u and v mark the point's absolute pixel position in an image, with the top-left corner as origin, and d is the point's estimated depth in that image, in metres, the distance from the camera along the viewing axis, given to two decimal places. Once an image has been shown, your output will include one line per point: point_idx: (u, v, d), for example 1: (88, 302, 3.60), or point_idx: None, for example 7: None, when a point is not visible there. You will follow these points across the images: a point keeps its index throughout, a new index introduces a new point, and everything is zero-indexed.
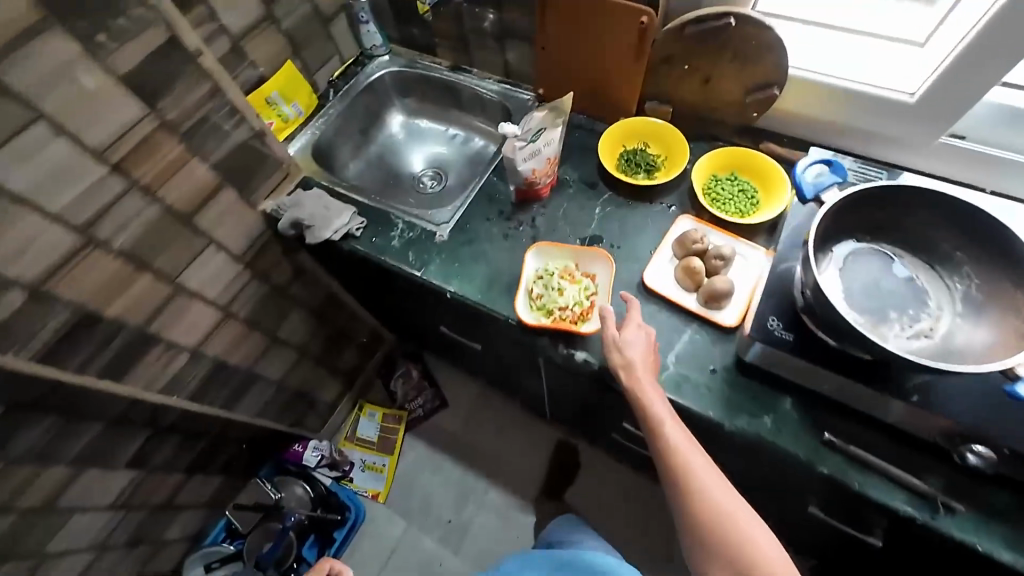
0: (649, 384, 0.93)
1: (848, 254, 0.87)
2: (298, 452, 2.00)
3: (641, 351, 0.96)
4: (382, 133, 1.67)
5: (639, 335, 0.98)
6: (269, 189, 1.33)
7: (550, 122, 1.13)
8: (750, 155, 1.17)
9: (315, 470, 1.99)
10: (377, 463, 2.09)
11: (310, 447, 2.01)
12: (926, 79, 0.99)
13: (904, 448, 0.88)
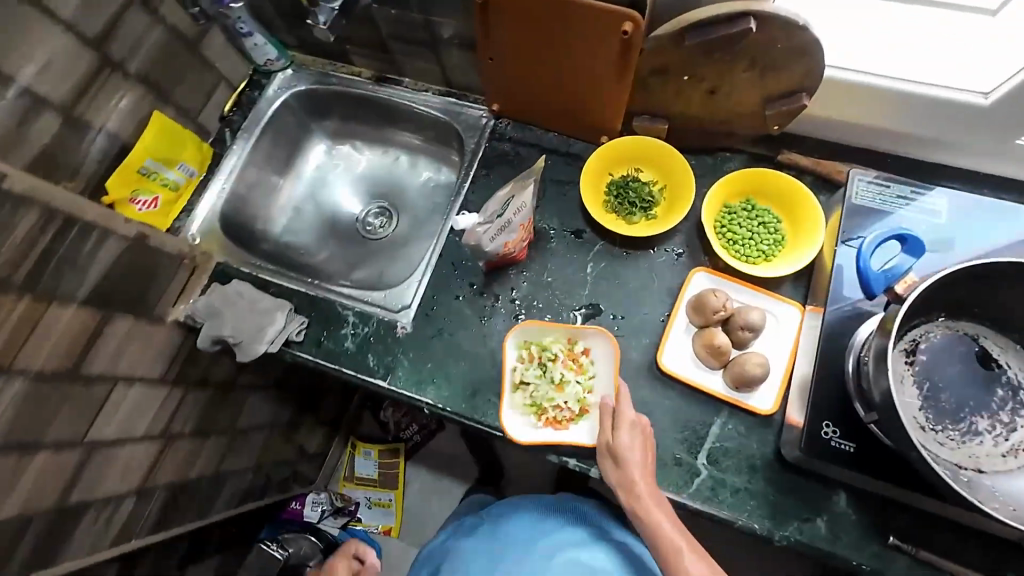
0: (654, 498, 0.79)
1: (918, 349, 0.69)
2: (296, 509, 1.67)
3: (640, 456, 0.81)
4: (305, 167, 1.33)
5: (637, 434, 0.82)
6: (176, 292, 1.05)
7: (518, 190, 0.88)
8: (770, 177, 0.94)
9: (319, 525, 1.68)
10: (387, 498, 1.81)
11: (308, 502, 1.68)
12: (1006, 78, 0.78)
13: (984, 547, 0.75)
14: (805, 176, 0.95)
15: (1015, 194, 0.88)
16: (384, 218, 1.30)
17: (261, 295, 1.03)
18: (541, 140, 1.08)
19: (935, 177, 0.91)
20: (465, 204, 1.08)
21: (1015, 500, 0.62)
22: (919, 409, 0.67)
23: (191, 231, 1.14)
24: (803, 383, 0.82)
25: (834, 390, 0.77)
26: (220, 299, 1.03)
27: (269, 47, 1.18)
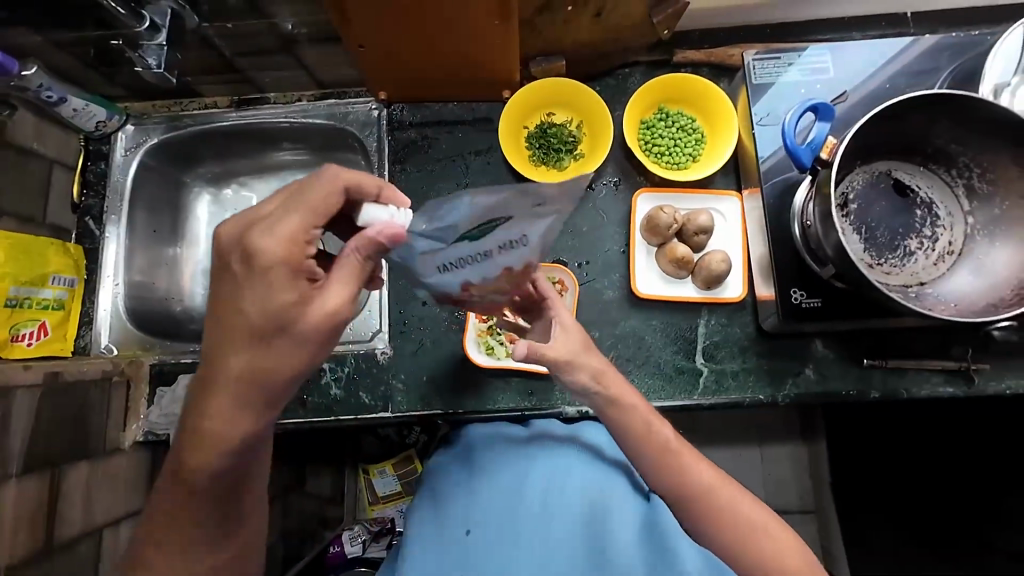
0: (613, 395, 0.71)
1: (846, 195, 0.76)
2: (334, 551, 1.31)
3: (585, 361, 0.71)
4: (199, 225, 1.17)
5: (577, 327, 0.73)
6: (121, 415, 0.94)
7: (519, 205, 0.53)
8: (673, 81, 0.97)
9: (367, 554, 1.31)
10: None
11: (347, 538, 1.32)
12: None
13: (929, 337, 0.89)
14: (702, 69, 0.99)
15: (878, 28, 0.97)
16: None
17: None
18: (443, 115, 1.03)
19: (812, 32, 0.98)
20: None
21: (956, 295, 0.72)
22: (863, 251, 0.75)
23: (104, 343, 1.00)
24: (762, 261, 0.89)
25: (794, 257, 0.84)
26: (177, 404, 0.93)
27: (94, 106, 1.00)
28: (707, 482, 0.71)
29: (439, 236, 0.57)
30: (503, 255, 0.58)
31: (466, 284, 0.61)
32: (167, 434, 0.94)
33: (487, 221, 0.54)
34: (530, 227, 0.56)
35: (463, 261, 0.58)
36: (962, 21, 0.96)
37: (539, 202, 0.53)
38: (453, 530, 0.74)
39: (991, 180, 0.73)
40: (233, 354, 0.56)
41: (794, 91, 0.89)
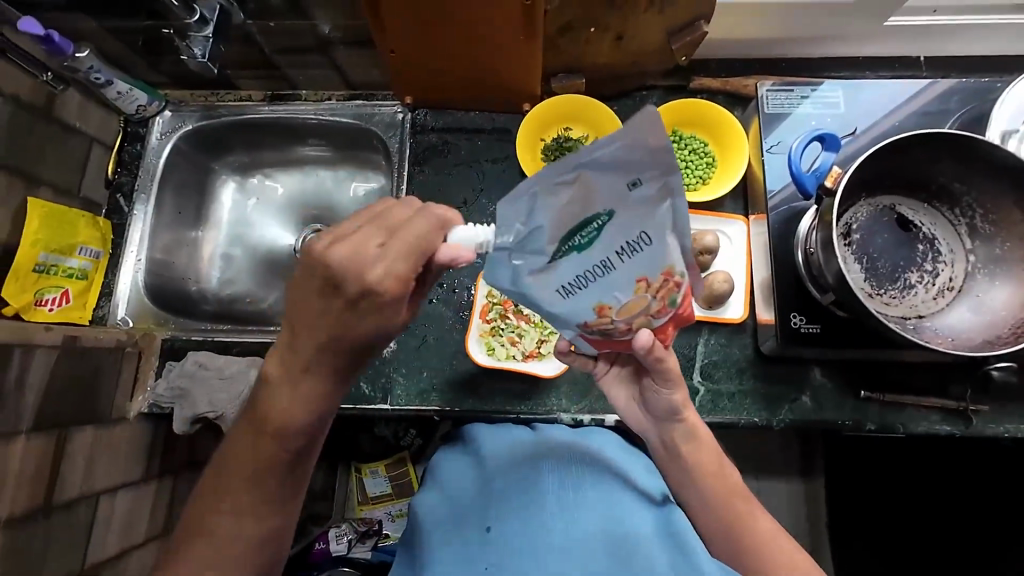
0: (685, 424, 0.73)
1: (850, 224, 0.78)
2: (320, 547, 1.32)
3: (668, 388, 0.70)
4: (221, 210, 1.22)
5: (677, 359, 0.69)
6: (128, 385, 0.96)
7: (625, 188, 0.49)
8: (689, 106, 1.00)
9: (351, 553, 1.31)
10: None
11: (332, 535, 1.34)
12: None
13: (927, 374, 0.90)
14: (717, 97, 1.02)
15: (891, 70, 1.00)
16: None
17: (225, 360, 0.96)
18: (464, 123, 1.07)
19: (826, 69, 1.01)
20: None
21: (955, 331, 0.73)
22: (864, 280, 0.77)
23: (120, 315, 1.03)
24: (765, 285, 0.90)
25: (796, 283, 0.85)
26: (184, 378, 0.96)
27: (137, 91, 1.05)
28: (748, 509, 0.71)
29: (534, 250, 0.52)
30: (622, 260, 0.52)
31: (603, 305, 0.55)
32: (171, 407, 0.96)
33: (585, 217, 0.50)
34: (640, 218, 0.51)
35: (583, 277, 0.53)
36: (973, 69, 0.98)
37: (634, 180, 0.49)
38: (463, 525, 0.68)
39: (994, 221, 0.75)
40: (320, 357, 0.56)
41: (805, 123, 0.92)
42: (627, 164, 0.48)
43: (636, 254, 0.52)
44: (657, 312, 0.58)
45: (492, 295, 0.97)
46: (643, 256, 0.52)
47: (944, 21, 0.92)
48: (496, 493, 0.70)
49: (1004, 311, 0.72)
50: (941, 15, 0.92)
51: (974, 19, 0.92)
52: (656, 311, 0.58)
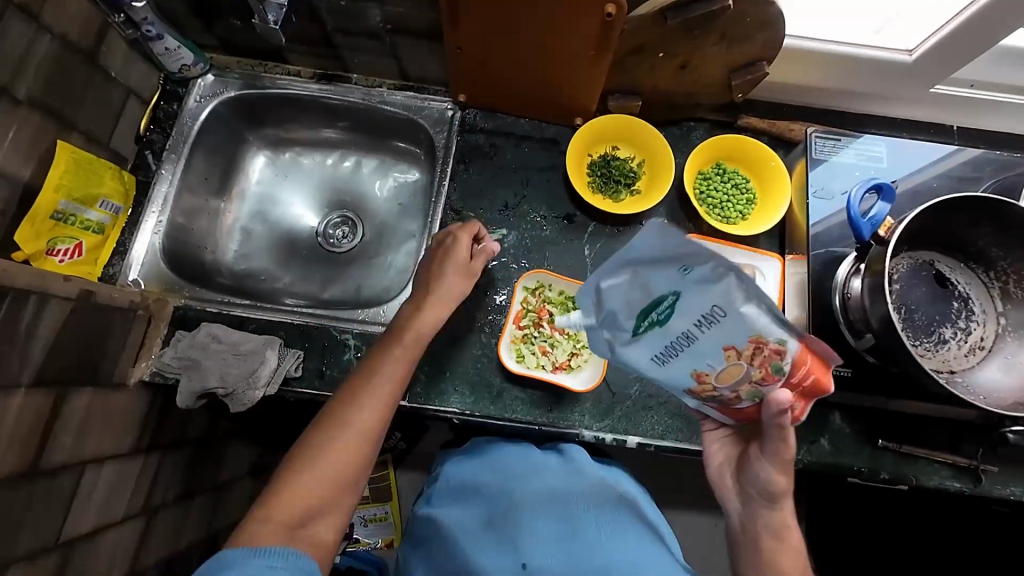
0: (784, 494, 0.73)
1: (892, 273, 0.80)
2: None
3: (771, 467, 0.70)
4: (247, 182, 1.18)
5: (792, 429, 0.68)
6: (133, 350, 0.91)
7: (681, 267, 0.55)
8: (737, 141, 1.03)
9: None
10: (386, 513, 1.41)
11: None
12: (927, 35, 0.90)
13: (941, 430, 0.92)
14: (762, 137, 1.05)
15: (926, 134, 1.05)
16: (346, 228, 1.20)
17: (241, 336, 0.92)
18: (513, 128, 1.07)
19: (866, 125, 1.05)
20: (450, 202, 1.04)
21: (984, 390, 0.75)
22: (902, 329, 0.78)
23: (132, 276, 0.99)
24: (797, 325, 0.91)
25: (831, 326, 0.87)
26: (195, 350, 0.91)
27: (184, 50, 1.02)
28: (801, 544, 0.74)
29: (618, 328, 0.64)
30: (703, 332, 0.59)
31: (700, 370, 0.63)
32: (175, 378, 0.91)
33: (657, 297, 0.58)
34: (706, 295, 0.57)
35: (670, 348, 0.62)
36: (1001, 144, 1.04)
37: (683, 267, 0.55)
38: (501, 543, 0.75)
39: None
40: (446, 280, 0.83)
41: (849, 172, 0.96)
42: (671, 257, 0.55)
43: (716, 327, 0.58)
44: (761, 378, 0.63)
45: (527, 302, 0.97)
46: (721, 328, 0.58)
47: (979, 94, 0.97)
48: (535, 513, 0.78)
49: None
50: (977, 89, 0.97)
51: (1010, 97, 0.97)
52: (760, 377, 0.63)
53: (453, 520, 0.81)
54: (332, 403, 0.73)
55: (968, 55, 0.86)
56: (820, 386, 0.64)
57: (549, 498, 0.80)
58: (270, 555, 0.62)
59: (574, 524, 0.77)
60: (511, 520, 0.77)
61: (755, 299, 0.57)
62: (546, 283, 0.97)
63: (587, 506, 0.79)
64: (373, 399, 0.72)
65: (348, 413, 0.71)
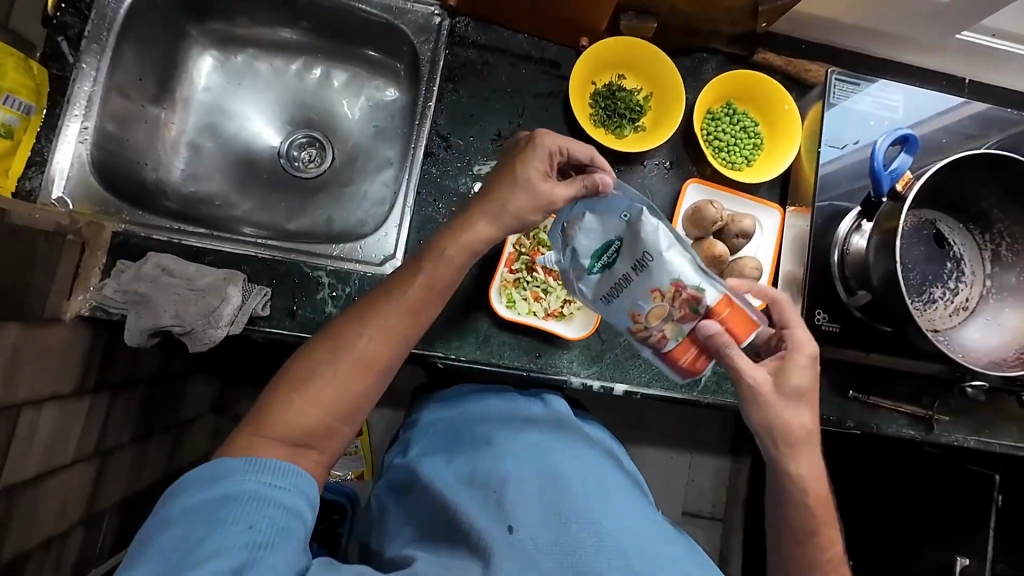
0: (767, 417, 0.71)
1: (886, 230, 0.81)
2: None
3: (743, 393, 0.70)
4: (191, 88, 1.01)
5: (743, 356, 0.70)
6: (67, 281, 0.79)
7: (623, 213, 0.67)
8: (752, 79, 0.95)
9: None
10: (356, 447, 1.37)
11: None
12: None
13: (905, 383, 0.96)
14: (777, 76, 0.98)
15: (937, 86, 1.00)
16: (313, 150, 1.07)
17: (197, 269, 0.82)
18: (510, 45, 0.95)
19: (879, 70, 1.00)
20: (436, 127, 0.92)
21: (965, 348, 0.77)
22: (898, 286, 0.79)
23: (55, 192, 0.83)
24: (791, 279, 0.90)
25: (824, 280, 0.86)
26: (144, 283, 0.80)
27: None
28: (796, 454, 0.71)
29: (577, 264, 0.72)
30: (636, 276, 0.67)
31: (634, 310, 0.69)
32: (121, 315, 0.80)
33: (603, 241, 0.69)
34: (638, 244, 0.66)
35: (611, 286, 0.69)
36: (1007, 102, 1.02)
37: (625, 215, 0.67)
38: (480, 490, 0.71)
39: (1016, 251, 0.79)
40: (513, 197, 0.70)
41: (862, 121, 0.91)
42: (617, 207, 0.67)
43: (643, 271, 0.66)
44: (682, 319, 0.68)
45: (520, 245, 0.90)
46: (650, 271, 0.66)
47: (1000, 45, 0.92)
48: (519, 461, 0.73)
49: (1009, 335, 0.77)
50: (998, 39, 0.91)
51: None
52: (680, 319, 0.68)
53: (432, 472, 0.77)
54: (306, 349, 0.65)
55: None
56: (738, 335, 0.68)
57: (534, 450, 0.76)
58: (270, 472, 0.57)
59: (558, 477, 0.72)
60: (494, 472, 0.72)
61: (680, 253, 0.66)
62: (541, 225, 0.91)
63: (572, 454, 0.76)
64: (364, 343, 0.64)
65: (331, 357, 0.63)
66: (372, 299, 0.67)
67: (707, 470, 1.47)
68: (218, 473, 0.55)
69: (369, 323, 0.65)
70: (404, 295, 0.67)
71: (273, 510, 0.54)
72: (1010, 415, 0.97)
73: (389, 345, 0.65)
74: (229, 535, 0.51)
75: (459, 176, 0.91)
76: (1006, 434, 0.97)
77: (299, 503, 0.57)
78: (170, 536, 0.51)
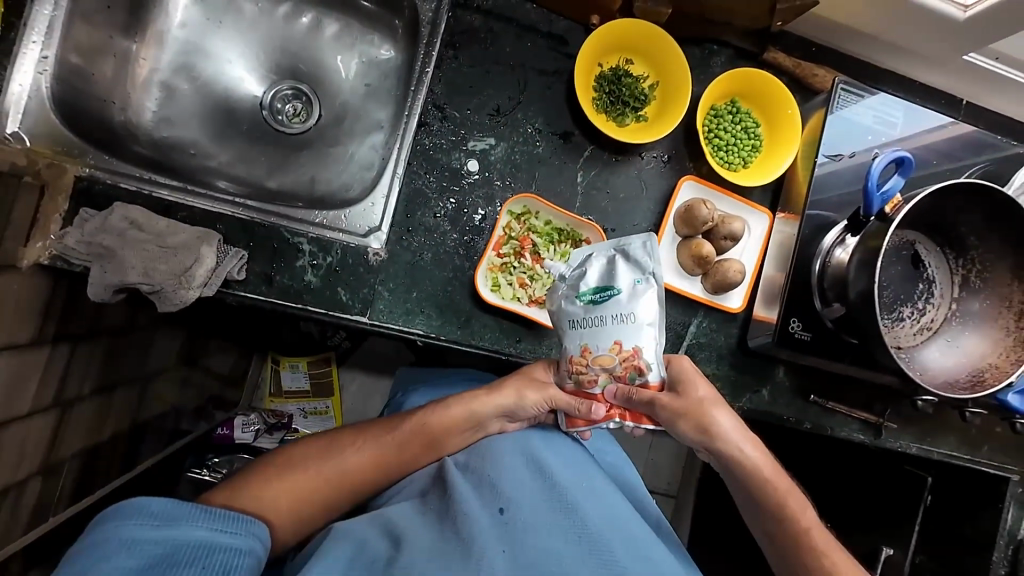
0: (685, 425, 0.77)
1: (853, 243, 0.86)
2: (223, 433, 1.35)
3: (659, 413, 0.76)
4: (167, 22, 0.93)
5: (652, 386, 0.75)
6: (25, 225, 0.73)
7: (641, 274, 0.70)
8: (760, 78, 0.93)
9: (256, 442, 1.37)
10: (327, 409, 1.52)
11: (239, 425, 1.37)
12: None
13: (861, 391, 1.01)
14: (783, 77, 0.96)
15: (936, 103, 1.01)
16: (299, 104, 1.01)
17: (168, 226, 0.78)
18: (517, 14, 0.90)
19: (884, 81, 0.99)
20: (433, 95, 0.88)
21: (924, 366, 0.81)
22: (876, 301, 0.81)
23: (10, 127, 0.76)
24: (772, 285, 0.92)
25: (802, 289, 0.88)
26: (109, 236, 0.75)
27: None
28: (725, 429, 0.79)
29: (573, 285, 0.73)
30: (610, 324, 0.70)
31: (586, 347, 0.72)
32: (83, 266, 0.75)
33: (605, 282, 0.71)
34: (637, 305, 0.69)
35: (584, 319, 0.72)
36: (997, 127, 1.03)
37: (639, 278, 0.70)
38: (477, 481, 0.73)
39: (985, 278, 0.82)
40: (509, 381, 0.80)
41: (861, 133, 0.91)
42: (642, 266, 0.70)
43: (620, 326, 0.69)
44: (620, 378, 0.72)
45: (510, 228, 0.89)
46: (627, 329, 0.69)
47: (1001, 69, 0.92)
48: (511, 458, 0.77)
49: (965, 358, 0.81)
50: (1001, 63, 0.91)
51: None
52: (617, 376, 0.72)
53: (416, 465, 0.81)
54: (321, 435, 0.79)
55: (1015, 26, 0.80)
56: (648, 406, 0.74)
57: (518, 443, 0.79)
58: (221, 519, 0.60)
59: (551, 472, 0.75)
60: (486, 466, 0.75)
61: (658, 334, 0.70)
62: (533, 210, 0.90)
63: (555, 451, 0.80)
64: (360, 449, 0.76)
65: (332, 451, 0.76)
66: (457, 405, 0.80)
67: (664, 452, 1.54)
68: (170, 516, 0.58)
69: (402, 435, 0.78)
70: (489, 413, 0.80)
71: (219, 555, 0.58)
72: (951, 427, 1.04)
73: (370, 443, 0.77)
74: (189, 571, 0.55)
75: (453, 151, 0.88)
76: (946, 444, 1.04)
77: (250, 543, 0.61)
78: (121, 565, 0.53)
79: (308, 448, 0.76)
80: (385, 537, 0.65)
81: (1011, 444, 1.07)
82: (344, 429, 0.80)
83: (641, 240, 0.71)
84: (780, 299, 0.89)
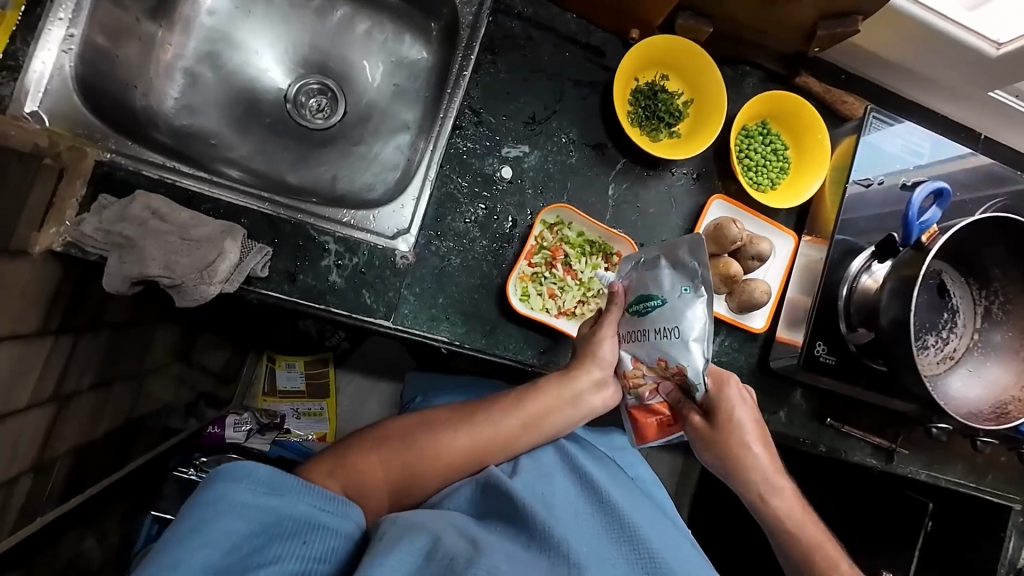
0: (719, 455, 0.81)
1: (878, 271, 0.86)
2: (214, 432, 1.29)
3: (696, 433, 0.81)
4: (195, 7, 0.90)
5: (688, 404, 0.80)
6: (40, 209, 0.69)
7: (689, 284, 0.69)
8: (792, 102, 0.94)
9: (248, 443, 1.30)
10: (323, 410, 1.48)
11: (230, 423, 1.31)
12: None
13: (875, 416, 1.02)
14: (813, 102, 0.97)
15: (955, 137, 1.03)
16: (325, 99, 0.98)
17: (192, 217, 0.75)
18: (557, 23, 0.89)
19: (907, 111, 1.01)
20: (469, 100, 0.86)
21: (948, 395, 0.82)
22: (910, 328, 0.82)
23: (29, 106, 0.72)
24: (795, 307, 0.93)
25: (828, 312, 0.89)
26: (130, 225, 0.72)
27: None
28: (760, 459, 0.82)
29: (626, 298, 0.76)
30: (656, 338, 0.71)
31: (639, 359, 0.75)
32: (99, 256, 0.72)
33: (651, 296, 0.72)
34: (680, 315, 0.68)
35: (635, 332, 0.74)
36: (1010, 162, 1.06)
37: (687, 288, 0.69)
38: (533, 492, 0.71)
39: (1007, 311, 0.83)
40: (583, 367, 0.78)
41: (890, 161, 0.93)
42: (690, 272, 0.69)
43: (666, 340, 0.70)
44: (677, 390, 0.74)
45: (542, 238, 0.88)
46: (672, 342, 0.69)
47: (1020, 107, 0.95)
48: (559, 479, 0.75)
49: (986, 388, 0.82)
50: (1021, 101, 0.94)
51: None
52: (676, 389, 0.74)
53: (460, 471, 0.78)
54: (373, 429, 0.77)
55: None
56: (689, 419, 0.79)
57: (566, 465, 0.78)
58: (322, 496, 0.59)
59: (604, 492, 0.74)
60: (539, 482, 0.73)
61: (705, 346, 0.68)
62: (565, 220, 0.89)
63: (602, 472, 0.79)
64: (424, 444, 0.74)
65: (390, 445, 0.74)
66: (532, 396, 0.78)
67: (665, 468, 1.53)
68: (275, 485, 0.57)
69: (474, 420, 0.77)
70: (566, 401, 0.78)
71: (318, 533, 0.57)
72: (959, 454, 1.05)
73: (429, 435, 0.75)
74: (289, 546, 0.55)
75: (487, 156, 0.87)
76: (953, 471, 1.05)
77: (347, 526, 0.59)
78: (228, 529, 0.52)
79: (356, 444, 0.74)
80: (463, 540, 0.60)
81: (1014, 473, 1.09)
82: (433, 410, 0.79)
83: (689, 246, 0.70)
84: (806, 323, 0.89)
